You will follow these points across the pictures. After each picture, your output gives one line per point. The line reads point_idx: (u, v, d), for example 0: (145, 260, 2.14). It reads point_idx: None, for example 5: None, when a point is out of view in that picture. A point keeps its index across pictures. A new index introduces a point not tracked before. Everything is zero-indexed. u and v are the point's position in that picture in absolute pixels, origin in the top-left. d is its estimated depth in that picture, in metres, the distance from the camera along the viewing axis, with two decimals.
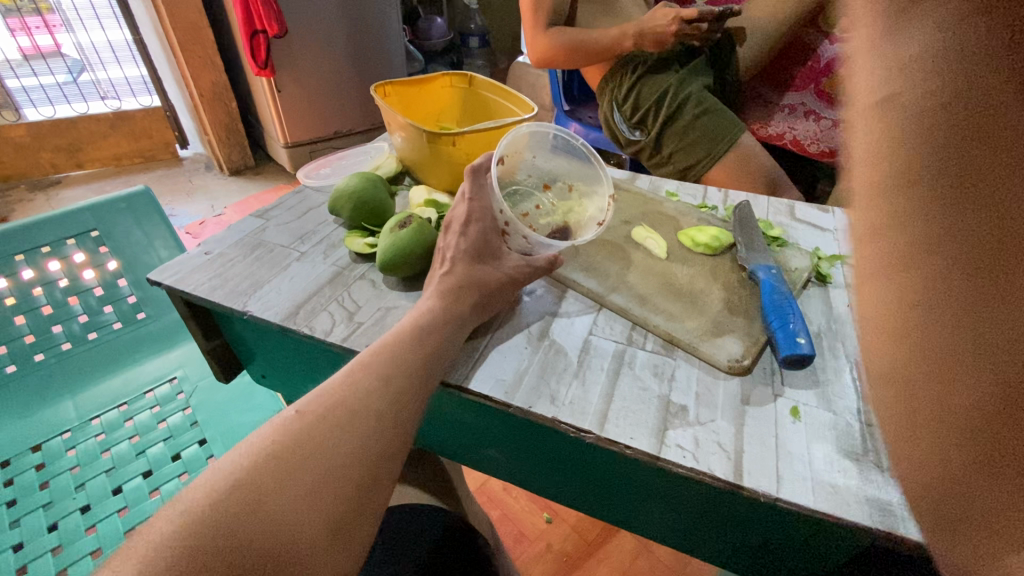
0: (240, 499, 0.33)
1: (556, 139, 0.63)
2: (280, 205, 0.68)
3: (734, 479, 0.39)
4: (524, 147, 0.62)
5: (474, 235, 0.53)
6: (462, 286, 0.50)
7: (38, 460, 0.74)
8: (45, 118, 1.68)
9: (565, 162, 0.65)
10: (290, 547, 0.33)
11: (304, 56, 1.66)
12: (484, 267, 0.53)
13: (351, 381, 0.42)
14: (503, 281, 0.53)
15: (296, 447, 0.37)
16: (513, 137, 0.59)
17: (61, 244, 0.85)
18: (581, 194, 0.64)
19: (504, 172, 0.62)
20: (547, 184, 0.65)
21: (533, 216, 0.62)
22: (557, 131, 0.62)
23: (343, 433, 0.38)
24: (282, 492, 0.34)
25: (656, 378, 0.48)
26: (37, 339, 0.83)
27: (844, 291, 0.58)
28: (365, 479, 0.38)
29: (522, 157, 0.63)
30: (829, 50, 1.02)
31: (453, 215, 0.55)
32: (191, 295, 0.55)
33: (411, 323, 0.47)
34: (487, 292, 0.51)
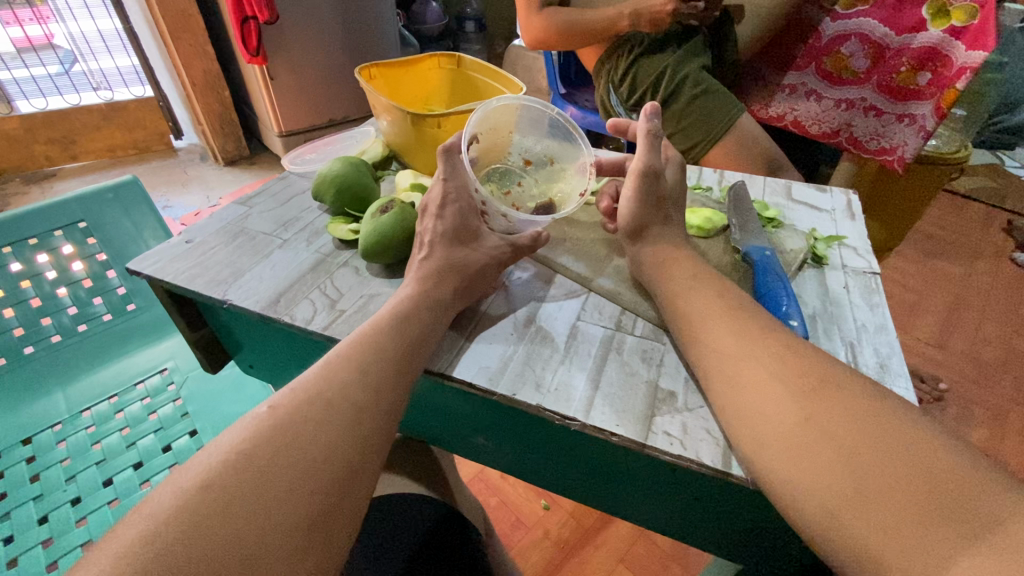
0: (209, 501, 0.33)
1: (530, 111, 0.60)
2: (263, 192, 0.66)
3: (723, 467, 0.38)
4: (498, 124, 0.60)
5: (451, 218, 0.52)
6: (443, 272, 0.49)
7: (28, 453, 0.74)
8: (38, 110, 1.65)
9: (543, 137, 0.63)
10: (266, 543, 0.33)
11: (297, 43, 1.62)
12: (466, 250, 0.52)
13: (328, 372, 0.41)
14: (487, 265, 0.52)
15: (268, 446, 0.36)
16: (484, 115, 0.57)
17: (48, 236, 0.83)
18: (564, 167, 0.63)
19: (479, 152, 0.60)
20: (528, 160, 0.64)
21: (515, 196, 0.61)
22: (529, 101, 0.59)
23: (318, 427, 0.38)
24: (253, 490, 0.34)
25: (645, 363, 0.46)
26: (27, 332, 0.82)
27: (840, 272, 0.57)
28: (346, 474, 0.37)
29: (498, 133, 0.61)
30: (831, 27, 0.99)
31: (430, 198, 0.53)
32: (170, 284, 0.53)
33: (390, 311, 0.46)
34: (472, 278, 0.50)
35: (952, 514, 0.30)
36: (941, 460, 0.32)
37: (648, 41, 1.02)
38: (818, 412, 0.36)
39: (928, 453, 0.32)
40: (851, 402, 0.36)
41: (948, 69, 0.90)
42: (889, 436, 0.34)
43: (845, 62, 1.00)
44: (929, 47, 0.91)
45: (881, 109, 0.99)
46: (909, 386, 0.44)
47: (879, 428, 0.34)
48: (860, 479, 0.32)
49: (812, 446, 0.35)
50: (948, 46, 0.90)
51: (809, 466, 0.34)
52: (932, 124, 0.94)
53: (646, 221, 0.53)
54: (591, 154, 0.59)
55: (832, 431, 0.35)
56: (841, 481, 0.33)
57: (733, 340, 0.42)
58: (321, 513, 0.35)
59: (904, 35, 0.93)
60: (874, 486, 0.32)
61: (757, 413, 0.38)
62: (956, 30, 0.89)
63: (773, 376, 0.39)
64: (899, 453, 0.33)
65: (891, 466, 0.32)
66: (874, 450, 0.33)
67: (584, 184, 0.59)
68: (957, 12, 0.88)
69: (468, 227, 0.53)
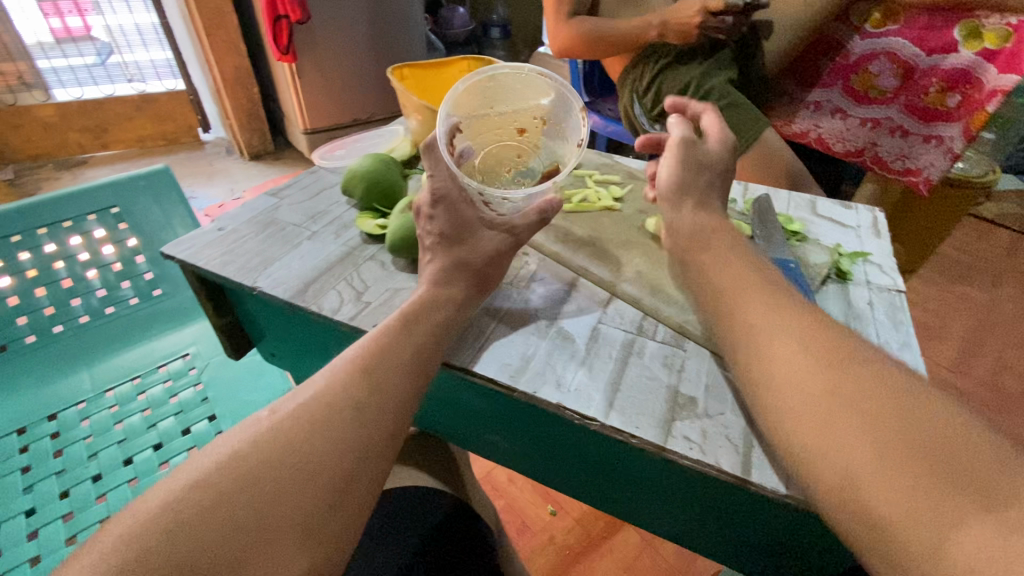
0: (228, 480, 0.35)
1: (501, 78, 0.58)
2: (294, 185, 0.68)
3: (742, 474, 0.38)
4: (474, 105, 0.59)
5: (443, 217, 0.50)
6: (457, 268, 0.50)
7: (54, 429, 0.76)
8: (73, 98, 1.71)
9: (525, 100, 0.61)
10: None
11: (326, 43, 1.66)
12: (465, 246, 0.51)
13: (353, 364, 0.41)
14: (498, 253, 0.52)
15: (288, 430, 0.38)
16: (455, 100, 0.56)
17: (82, 219, 0.86)
18: (557, 126, 0.61)
19: (467, 135, 0.59)
20: (520, 129, 0.62)
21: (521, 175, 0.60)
22: (497, 70, 0.57)
23: (336, 416, 0.39)
24: (272, 474, 0.35)
25: (666, 369, 0.46)
26: (57, 312, 0.85)
27: (864, 289, 0.56)
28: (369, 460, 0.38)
29: (478, 114, 0.59)
30: (860, 45, 1.00)
31: (420, 200, 0.51)
32: (202, 269, 0.55)
33: (404, 306, 0.47)
34: (483, 269, 0.51)
35: (971, 486, 0.29)
36: (958, 431, 0.32)
37: (674, 54, 1.04)
38: (839, 378, 0.36)
39: (949, 427, 0.32)
40: (874, 374, 0.36)
41: (977, 92, 0.90)
42: (908, 407, 0.33)
43: (873, 81, 0.99)
44: (959, 68, 0.92)
45: (908, 129, 0.98)
46: None
47: (900, 400, 0.34)
48: (873, 442, 0.32)
49: (830, 412, 0.35)
50: (979, 68, 0.90)
51: (829, 432, 0.34)
52: (960, 147, 0.94)
53: (683, 186, 0.54)
54: (578, 97, 0.58)
55: (850, 397, 0.35)
56: (855, 444, 0.33)
57: (757, 317, 0.42)
58: (333, 496, 0.36)
59: (934, 55, 0.93)
60: (888, 449, 0.32)
61: (779, 379, 0.38)
62: (989, 53, 0.89)
63: (793, 347, 0.39)
64: (917, 422, 0.33)
65: (907, 432, 0.32)
66: (889, 417, 0.33)
67: (580, 135, 0.58)
68: (990, 35, 0.88)
69: (463, 220, 0.51)
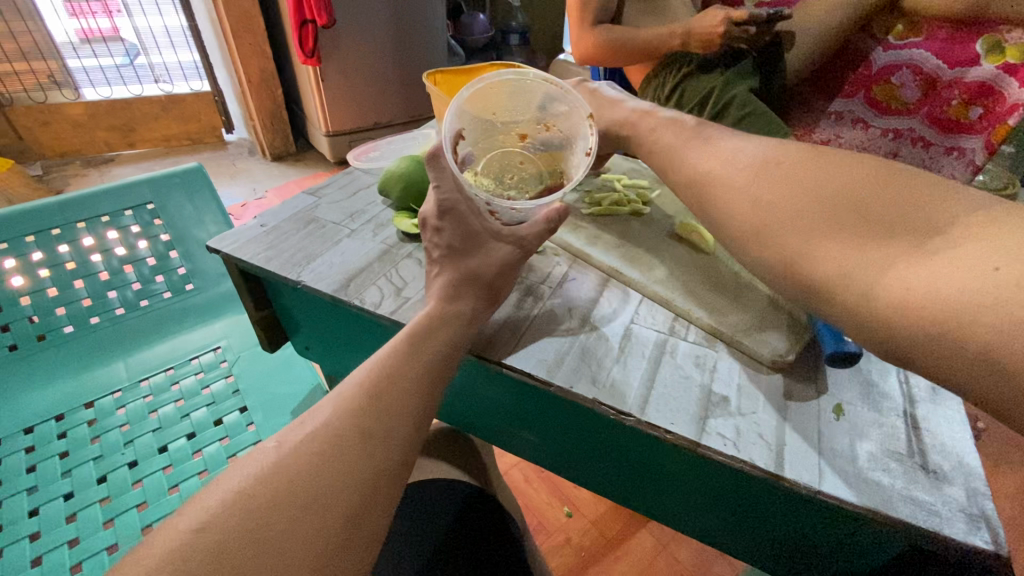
0: (283, 468, 0.34)
1: (505, 82, 0.57)
2: (330, 185, 0.70)
3: (776, 469, 0.39)
4: (477, 111, 0.58)
5: (450, 229, 0.49)
6: (467, 280, 0.48)
7: (90, 416, 0.78)
8: (103, 98, 1.75)
9: (531, 102, 0.60)
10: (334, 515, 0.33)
11: (350, 47, 1.69)
12: (473, 257, 0.49)
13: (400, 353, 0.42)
14: (514, 257, 0.51)
15: (340, 416, 0.37)
16: (456, 108, 0.54)
17: (118, 215, 0.88)
18: (562, 131, 0.60)
19: (467, 137, 0.59)
20: (522, 135, 0.62)
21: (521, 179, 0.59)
22: (502, 74, 0.55)
23: (380, 404, 0.38)
24: (330, 460, 0.35)
25: (698, 368, 0.47)
26: (94, 303, 0.88)
27: None
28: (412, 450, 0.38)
29: (479, 120, 0.59)
30: (882, 56, 0.99)
31: (427, 211, 0.51)
32: (246, 263, 0.57)
33: (437, 293, 0.47)
34: (495, 280, 0.50)
35: (902, 232, 0.32)
36: (890, 190, 0.34)
37: (698, 62, 1.04)
38: (787, 179, 0.39)
39: (887, 190, 0.34)
40: (819, 167, 0.38)
41: (1000, 106, 0.91)
42: (849, 185, 0.36)
43: (895, 91, 0.98)
44: (981, 81, 0.92)
45: (929, 141, 0.98)
46: (961, 411, 0.45)
47: (836, 180, 0.36)
48: (810, 222, 0.36)
49: (802, 210, 0.36)
50: (1001, 82, 0.91)
51: (800, 223, 0.36)
52: (981, 159, 0.94)
53: None
54: (586, 105, 0.55)
55: (797, 193, 0.37)
56: (799, 229, 0.36)
57: (721, 159, 0.44)
58: (386, 479, 0.36)
59: (957, 68, 0.94)
60: (826, 221, 0.35)
61: (733, 206, 0.41)
62: (1010, 67, 0.91)
63: (758, 173, 0.41)
64: (853, 189, 0.35)
65: (843, 201, 0.35)
66: (830, 197, 0.36)
67: (587, 143, 0.55)
68: (1012, 50, 0.90)
69: (468, 232, 0.49)
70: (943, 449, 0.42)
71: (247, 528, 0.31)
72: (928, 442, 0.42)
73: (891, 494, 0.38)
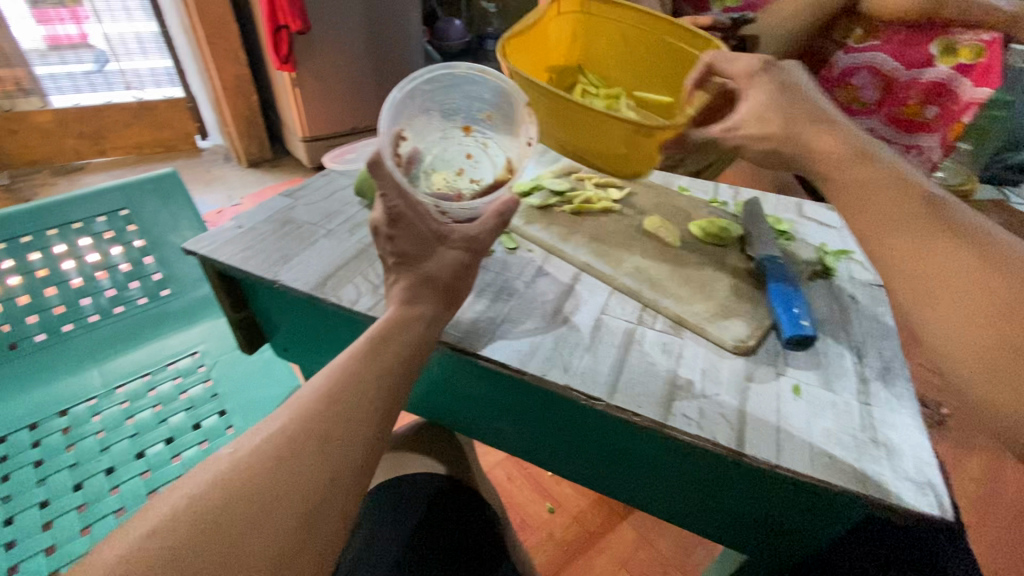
0: (244, 468, 0.35)
1: (438, 78, 0.59)
2: (307, 186, 0.71)
3: (736, 447, 0.41)
4: (415, 108, 0.59)
5: (404, 235, 0.48)
6: (424, 284, 0.48)
7: (65, 424, 0.77)
8: (72, 105, 1.72)
9: (468, 95, 0.62)
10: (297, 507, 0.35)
11: (325, 53, 1.69)
12: (428, 261, 0.49)
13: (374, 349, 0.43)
14: (463, 265, 0.50)
15: (314, 411, 0.39)
16: (394, 108, 0.55)
17: (91, 221, 0.89)
18: (503, 121, 0.62)
19: (413, 136, 0.60)
20: (465, 126, 0.63)
21: (468, 176, 0.62)
22: (433, 70, 0.58)
23: (347, 402, 0.39)
24: (287, 461, 0.36)
25: (665, 354, 0.49)
26: (67, 310, 0.87)
27: (848, 283, 0.60)
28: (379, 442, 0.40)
29: (419, 117, 0.59)
30: (844, 59, 1.05)
31: (377, 218, 0.49)
32: (223, 264, 0.57)
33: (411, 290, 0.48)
34: (454, 281, 0.50)
35: None
36: None
37: None
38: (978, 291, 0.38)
39: None
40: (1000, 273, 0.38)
41: (955, 103, 0.96)
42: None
43: (856, 93, 1.06)
44: (937, 81, 0.96)
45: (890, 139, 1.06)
46: (911, 389, 0.48)
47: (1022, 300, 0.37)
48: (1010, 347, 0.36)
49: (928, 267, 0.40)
50: (956, 82, 0.94)
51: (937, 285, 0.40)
52: (939, 156, 1.01)
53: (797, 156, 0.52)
54: (520, 94, 0.59)
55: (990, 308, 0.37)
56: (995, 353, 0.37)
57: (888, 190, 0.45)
58: (348, 475, 0.37)
59: (913, 69, 0.98)
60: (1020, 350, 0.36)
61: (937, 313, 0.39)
62: (963, 67, 0.94)
63: (946, 271, 0.39)
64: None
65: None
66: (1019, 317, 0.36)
67: (528, 132, 0.59)
68: (964, 50, 0.93)
69: (419, 237, 0.49)
70: (893, 424, 0.44)
71: (208, 527, 0.33)
72: (878, 418, 0.45)
73: (845, 465, 0.40)
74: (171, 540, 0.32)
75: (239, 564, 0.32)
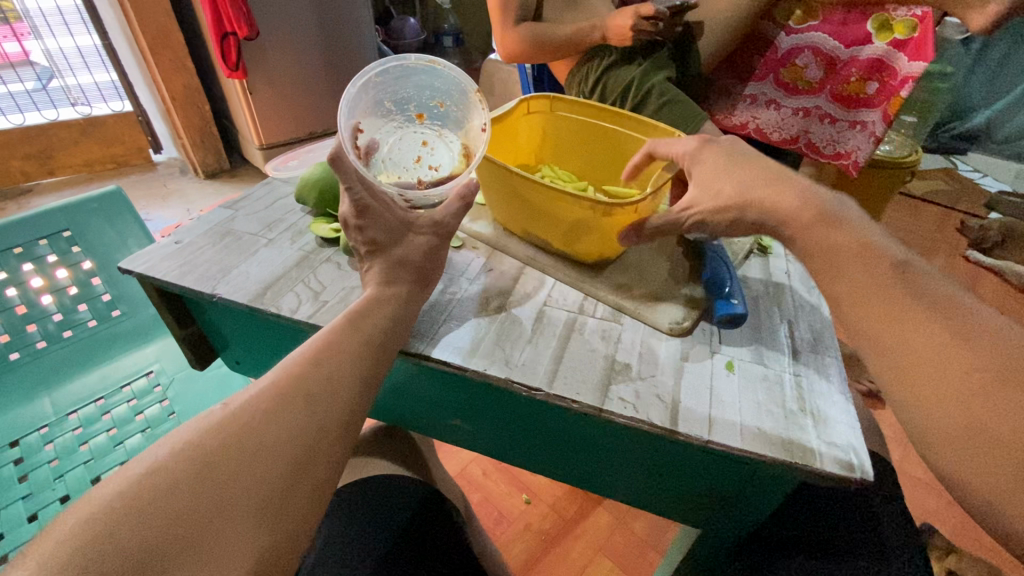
0: (236, 418, 0.35)
1: (388, 70, 0.57)
2: (249, 197, 0.70)
3: (670, 426, 0.42)
4: (367, 102, 0.57)
5: (373, 226, 0.48)
6: (396, 266, 0.48)
7: (16, 455, 0.75)
8: (14, 125, 1.66)
9: (417, 84, 0.60)
10: (271, 485, 0.33)
11: (277, 59, 1.66)
12: (397, 246, 0.49)
13: (342, 334, 0.42)
14: (433, 246, 0.50)
15: (284, 390, 0.37)
16: (350, 103, 0.53)
17: (32, 245, 0.85)
18: (456, 108, 0.61)
19: (368, 128, 0.58)
20: (417, 114, 0.62)
21: (426, 164, 0.62)
22: (384, 63, 0.55)
23: (318, 386, 0.38)
24: (273, 414, 0.36)
25: (604, 340, 0.50)
26: (13, 339, 0.84)
27: (782, 259, 0.62)
28: (348, 426, 0.39)
29: (372, 110, 0.57)
30: (786, 40, 1.06)
31: (344, 212, 0.48)
32: (161, 281, 0.57)
33: None
34: (424, 262, 0.50)
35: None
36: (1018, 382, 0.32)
37: (618, 54, 1.05)
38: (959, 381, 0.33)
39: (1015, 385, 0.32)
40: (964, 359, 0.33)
41: (893, 78, 1.00)
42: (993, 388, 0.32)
43: (801, 73, 1.06)
44: (875, 58, 1.00)
45: (835, 116, 1.07)
46: (838, 357, 0.49)
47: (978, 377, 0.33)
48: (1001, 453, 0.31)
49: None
50: (892, 57, 0.99)
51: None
52: (881, 129, 1.03)
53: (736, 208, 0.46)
54: (473, 82, 0.58)
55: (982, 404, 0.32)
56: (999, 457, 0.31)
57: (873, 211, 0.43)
58: (333, 430, 0.37)
59: (853, 47, 1.02)
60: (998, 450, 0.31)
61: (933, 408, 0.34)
62: (899, 42, 0.98)
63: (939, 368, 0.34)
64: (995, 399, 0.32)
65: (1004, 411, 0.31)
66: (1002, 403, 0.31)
67: (480, 117, 0.59)
68: (899, 26, 0.98)
69: (386, 225, 0.48)
70: (819, 393, 0.46)
71: (200, 469, 0.32)
72: (807, 387, 0.46)
73: (773, 436, 0.42)
74: (168, 478, 0.31)
75: (217, 529, 0.31)
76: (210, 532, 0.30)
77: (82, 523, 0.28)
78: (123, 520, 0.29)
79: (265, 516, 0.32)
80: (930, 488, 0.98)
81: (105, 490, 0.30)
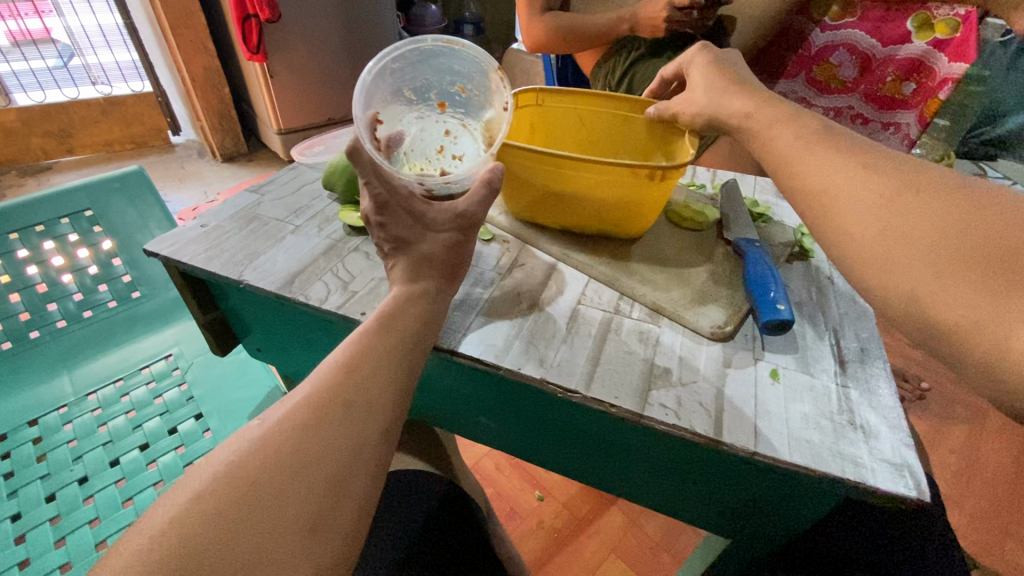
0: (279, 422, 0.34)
1: (403, 56, 0.53)
2: (275, 181, 0.69)
3: (714, 435, 0.41)
4: (386, 93, 0.54)
5: (392, 221, 0.45)
6: (422, 263, 0.46)
7: (35, 434, 0.75)
8: (35, 102, 1.66)
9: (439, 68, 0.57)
10: (311, 500, 0.32)
11: (298, 43, 1.64)
12: (423, 241, 0.46)
13: (380, 334, 0.40)
14: (460, 242, 0.48)
15: (320, 392, 0.36)
16: (366, 91, 0.50)
17: (55, 223, 0.83)
18: (478, 93, 0.58)
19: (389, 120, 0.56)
20: (439, 102, 0.59)
21: (449, 155, 0.60)
22: (398, 49, 0.52)
23: (357, 386, 0.37)
24: (315, 429, 0.34)
25: (642, 343, 0.49)
26: (33, 316, 0.83)
27: (825, 264, 0.60)
28: (387, 431, 0.37)
29: (391, 102, 0.55)
30: (819, 38, 1.03)
31: (365, 206, 0.45)
32: (187, 265, 0.55)
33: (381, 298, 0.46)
34: (450, 258, 0.47)
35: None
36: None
37: (648, 45, 0.98)
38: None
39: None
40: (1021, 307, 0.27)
41: (931, 80, 0.96)
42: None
43: (833, 71, 1.04)
44: (913, 58, 0.96)
45: (867, 117, 1.06)
46: (887, 369, 0.47)
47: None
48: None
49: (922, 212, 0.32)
50: (932, 58, 0.95)
51: (912, 280, 0.31)
52: (915, 132, 1.01)
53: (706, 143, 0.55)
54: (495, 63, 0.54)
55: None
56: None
57: None
58: (373, 435, 0.36)
59: (890, 46, 0.98)
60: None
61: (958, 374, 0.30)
62: (939, 42, 0.93)
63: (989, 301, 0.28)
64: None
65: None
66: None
67: (502, 97, 0.55)
68: (941, 25, 0.92)
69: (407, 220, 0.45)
70: (869, 405, 0.44)
71: (243, 497, 0.30)
72: (856, 399, 0.44)
73: (822, 449, 0.40)
74: (213, 502, 0.30)
75: (259, 548, 0.29)
76: (260, 564, 0.29)
77: (134, 554, 0.27)
78: (172, 557, 0.28)
79: (312, 541, 0.31)
80: (953, 502, 0.95)
81: (153, 521, 0.29)
